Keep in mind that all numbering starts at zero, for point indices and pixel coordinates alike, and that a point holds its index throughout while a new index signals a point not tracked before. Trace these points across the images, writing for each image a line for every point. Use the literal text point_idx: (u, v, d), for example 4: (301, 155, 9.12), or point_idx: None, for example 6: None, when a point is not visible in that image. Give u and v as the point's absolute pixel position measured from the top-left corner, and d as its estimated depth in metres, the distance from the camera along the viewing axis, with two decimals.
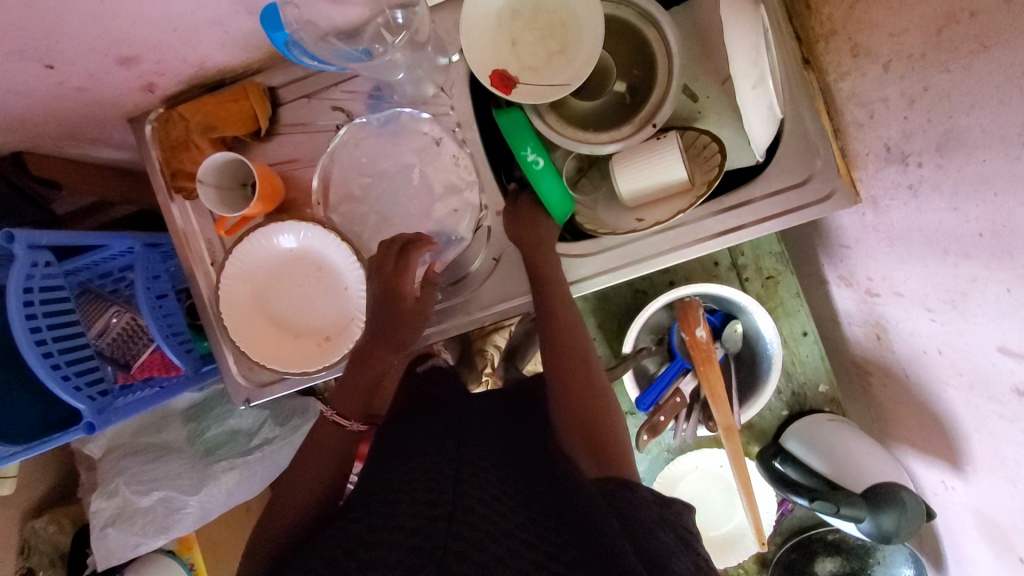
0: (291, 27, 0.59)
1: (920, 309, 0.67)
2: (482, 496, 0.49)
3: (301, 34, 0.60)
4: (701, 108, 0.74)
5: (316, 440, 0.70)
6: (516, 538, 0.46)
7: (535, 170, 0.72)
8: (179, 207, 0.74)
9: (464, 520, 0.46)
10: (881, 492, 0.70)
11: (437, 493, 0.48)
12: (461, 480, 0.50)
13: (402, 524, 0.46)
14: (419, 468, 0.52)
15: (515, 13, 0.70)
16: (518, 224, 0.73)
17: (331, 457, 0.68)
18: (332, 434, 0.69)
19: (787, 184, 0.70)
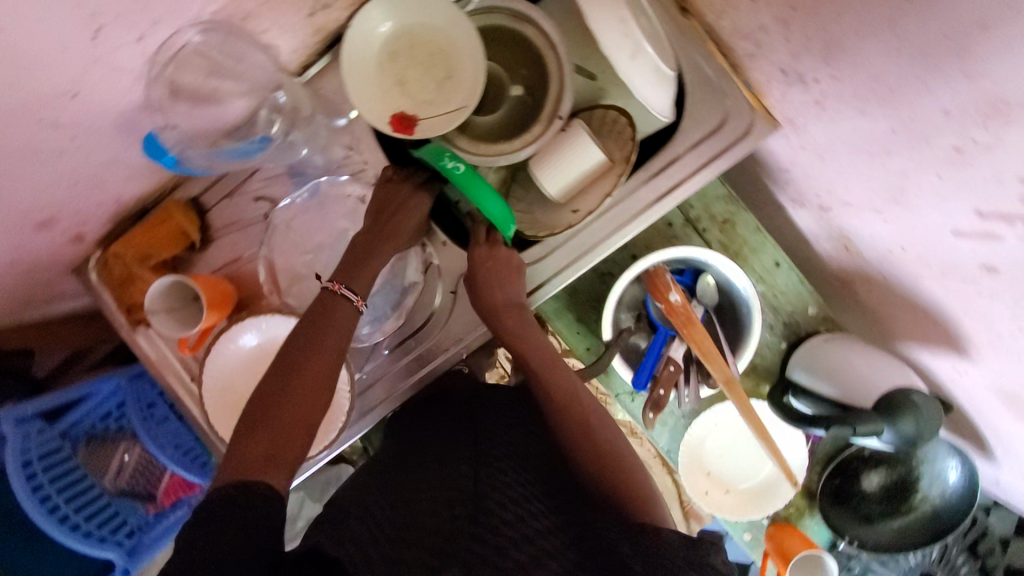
0: (175, 149, 0.61)
1: (870, 213, 0.66)
2: (501, 501, 0.52)
3: (189, 151, 0.62)
4: (602, 85, 0.74)
5: (323, 321, 0.62)
6: (536, 544, 0.49)
7: (458, 175, 0.67)
8: (144, 337, 0.76)
9: (486, 524, 0.49)
10: (894, 398, 0.70)
11: (457, 496, 0.52)
12: (480, 484, 0.54)
13: (424, 526, 0.48)
14: (439, 475, 0.56)
15: (393, 55, 0.70)
16: (485, 278, 0.69)
17: (342, 347, 0.62)
18: (342, 313, 0.63)
19: (705, 133, 0.70)
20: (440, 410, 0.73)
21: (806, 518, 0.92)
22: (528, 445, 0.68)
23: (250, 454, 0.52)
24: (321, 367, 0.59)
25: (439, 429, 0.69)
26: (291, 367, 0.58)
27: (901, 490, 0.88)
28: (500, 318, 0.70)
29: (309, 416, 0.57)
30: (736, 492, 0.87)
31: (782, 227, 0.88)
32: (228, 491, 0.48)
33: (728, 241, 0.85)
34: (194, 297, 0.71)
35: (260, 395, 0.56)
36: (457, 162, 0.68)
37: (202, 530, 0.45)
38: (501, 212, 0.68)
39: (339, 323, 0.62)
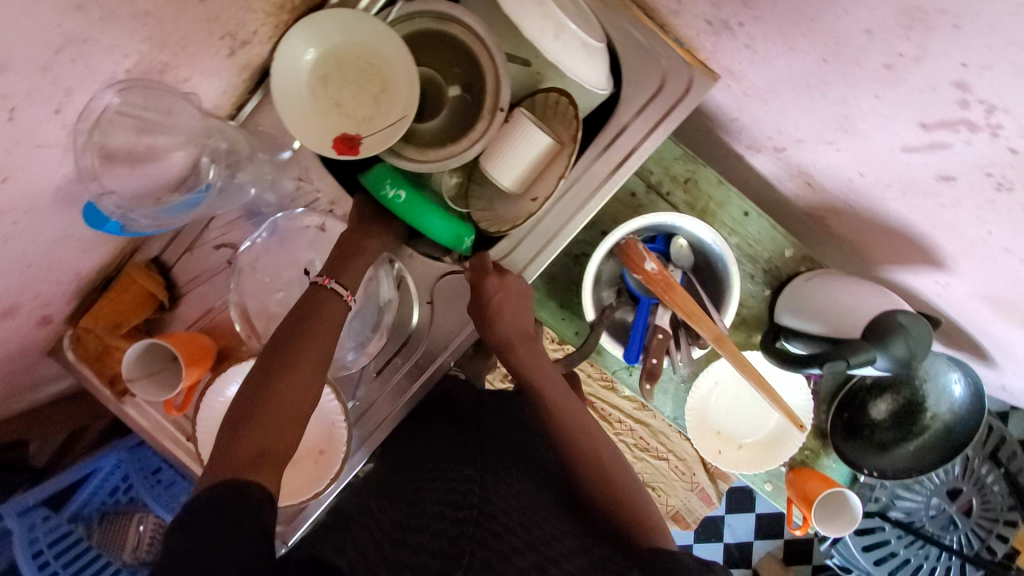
0: (116, 215, 0.58)
1: (823, 145, 0.66)
2: (505, 507, 0.52)
3: (132, 215, 0.60)
4: (538, 68, 0.74)
5: (312, 316, 0.62)
6: (539, 553, 0.50)
7: (400, 204, 0.67)
8: (132, 406, 0.75)
9: (488, 530, 0.48)
10: (881, 324, 0.69)
11: (461, 500, 0.51)
12: (485, 488, 0.54)
13: (428, 531, 0.49)
14: (444, 477, 0.56)
15: (324, 78, 0.69)
16: (494, 309, 0.70)
17: (329, 343, 0.62)
18: (330, 307, 0.63)
19: (648, 96, 0.70)
20: (444, 418, 0.74)
21: (823, 459, 0.91)
22: (529, 458, 0.69)
23: (237, 456, 0.52)
24: (308, 365, 0.59)
25: (440, 434, 0.69)
26: (278, 365, 0.58)
27: (910, 413, 0.88)
28: (513, 347, 0.72)
29: (297, 416, 0.57)
30: (750, 445, 0.88)
31: (746, 176, 0.87)
32: (217, 489, 0.49)
33: (694, 199, 0.85)
34: (172, 357, 0.70)
35: (247, 394, 0.56)
36: (397, 189, 0.68)
37: (187, 529, 0.45)
38: (450, 237, 0.71)
39: (325, 317, 0.62)
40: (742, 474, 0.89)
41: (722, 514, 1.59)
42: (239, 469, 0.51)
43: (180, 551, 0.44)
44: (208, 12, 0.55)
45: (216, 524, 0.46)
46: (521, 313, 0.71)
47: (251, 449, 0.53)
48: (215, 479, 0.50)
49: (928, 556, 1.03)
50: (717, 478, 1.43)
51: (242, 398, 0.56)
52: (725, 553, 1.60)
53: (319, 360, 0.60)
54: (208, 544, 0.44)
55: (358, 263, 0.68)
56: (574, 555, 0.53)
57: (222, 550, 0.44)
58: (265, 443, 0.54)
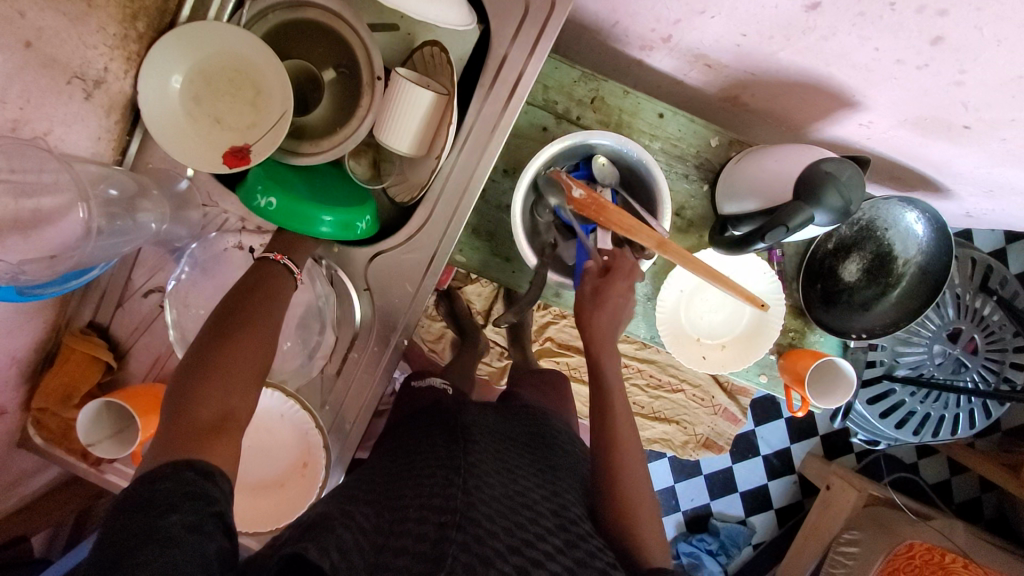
0: (6, 278, 0.56)
1: (698, 17, 0.64)
2: (488, 511, 0.54)
3: (24, 274, 0.58)
4: (407, 29, 0.72)
5: (253, 292, 0.63)
6: (522, 554, 0.51)
7: (271, 212, 0.66)
8: (113, 471, 0.75)
9: (472, 533, 0.51)
10: (809, 179, 0.67)
11: (445, 504, 0.54)
12: (469, 493, 0.56)
13: (411, 535, 0.51)
14: (427, 481, 0.58)
15: (196, 98, 0.68)
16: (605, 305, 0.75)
17: (273, 315, 0.62)
18: (268, 279, 0.65)
19: (517, 24, 0.69)
20: (431, 422, 0.75)
21: (810, 337, 0.89)
22: (504, 446, 0.70)
23: (194, 430, 0.52)
24: (256, 337, 0.59)
25: (424, 440, 0.70)
26: (226, 336, 0.58)
27: (882, 265, 0.86)
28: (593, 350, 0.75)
29: (252, 383, 0.57)
30: (732, 343, 0.86)
31: (653, 80, 0.85)
32: (179, 469, 0.48)
33: (606, 116, 0.83)
34: (131, 412, 0.70)
35: (197, 366, 0.56)
36: (268, 196, 0.66)
37: (148, 506, 0.45)
38: (340, 229, 0.68)
39: (266, 290, 0.63)
40: (732, 375, 0.88)
41: (752, 429, 1.58)
42: (192, 446, 0.50)
43: (131, 531, 0.43)
44: (40, 56, 0.55)
45: (179, 506, 0.45)
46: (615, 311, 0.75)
47: (212, 420, 0.53)
48: (165, 455, 0.50)
49: (947, 404, 1.01)
50: (736, 395, 1.41)
51: (189, 370, 0.56)
52: (767, 466, 1.58)
53: (268, 332, 0.61)
54: (171, 522, 0.44)
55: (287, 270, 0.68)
56: (561, 551, 0.54)
57: (189, 536, 0.44)
58: (226, 411, 0.54)
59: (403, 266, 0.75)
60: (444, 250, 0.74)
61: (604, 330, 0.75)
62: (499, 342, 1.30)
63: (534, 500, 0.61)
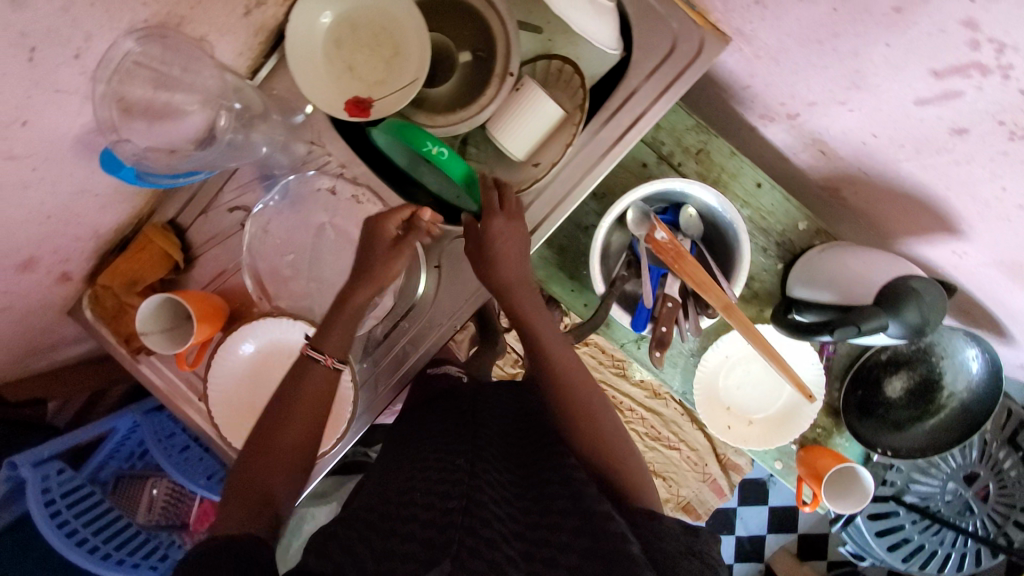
0: (132, 160, 0.58)
1: (836, 107, 0.65)
2: (494, 495, 0.56)
3: (148, 159, 0.59)
4: (549, 35, 0.74)
5: (300, 387, 0.65)
6: (524, 539, 0.52)
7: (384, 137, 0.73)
8: (148, 364, 0.77)
9: (478, 516, 0.52)
10: (892, 291, 0.68)
11: (450, 490, 0.55)
12: (474, 476, 0.58)
13: (418, 522, 0.52)
14: (436, 468, 0.60)
15: (338, 42, 0.71)
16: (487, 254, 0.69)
17: (317, 405, 0.64)
18: (314, 375, 0.65)
19: (658, 61, 0.70)
20: (446, 410, 0.76)
21: (836, 438, 0.90)
22: (521, 445, 0.69)
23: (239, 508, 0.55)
24: (298, 428, 0.62)
25: (436, 427, 0.72)
26: (274, 428, 0.62)
27: (926, 390, 0.86)
28: (513, 293, 0.70)
29: (291, 470, 0.61)
30: (760, 421, 0.87)
31: (760, 150, 0.87)
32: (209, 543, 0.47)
33: (706, 170, 0.84)
34: (185, 314, 0.72)
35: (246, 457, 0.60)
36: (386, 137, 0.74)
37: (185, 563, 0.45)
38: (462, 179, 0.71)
39: (312, 384, 0.65)
40: (750, 451, 0.88)
41: (734, 507, 1.56)
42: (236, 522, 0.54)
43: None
44: None
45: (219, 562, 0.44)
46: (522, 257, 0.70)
47: (248, 514, 0.54)
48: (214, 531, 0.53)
49: (943, 541, 1.01)
50: (729, 469, 1.41)
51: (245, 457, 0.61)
52: (737, 547, 1.57)
53: (312, 426, 0.64)
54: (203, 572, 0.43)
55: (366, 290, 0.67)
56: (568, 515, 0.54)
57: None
58: (269, 492, 0.58)
59: None
60: None
61: (505, 268, 0.69)
62: (515, 350, 1.31)
63: (545, 488, 0.59)
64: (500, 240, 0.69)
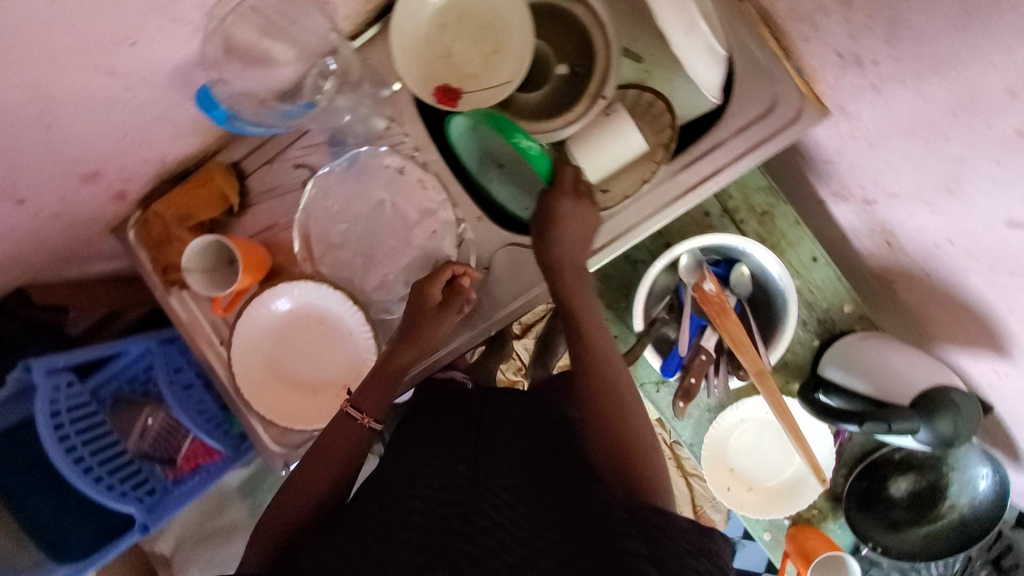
0: (226, 104, 0.61)
1: (919, 205, 0.65)
2: (495, 503, 0.54)
3: (241, 108, 0.62)
4: (648, 67, 0.74)
5: (331, 442, 0.65)
6: (526, 546, 0.51)
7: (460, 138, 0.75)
8: (177, 298, 0.76)
9: (479, 524, 0.51)
10: (929, 398, 0.68)
11: (451, 498, 0.54)
12: (476, 486, 0.56)
13: (415, 528, 0.51)
14: (436, 475, 0.59)
15: (443, 27, 0.71)
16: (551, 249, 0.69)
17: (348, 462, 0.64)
18: (347, 433, 0.66)
19: (751, 118, 0.69)
20: (449, 417, 0.72)
21: (829, 522, 0.90)
22: (529, 456, 0.66)
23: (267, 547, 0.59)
24: (325, 478, 0.63)
25: (436, 429, 0.70)
26: (303, 475, 0.63)
27: (930, 497, 0.86)
28: (562, 273, 0.69)
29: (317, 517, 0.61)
30: (759, 489, 0.86)
31: (823, 225, 0.87)
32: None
33: (766, 233, 0.84)
34: (229, 259, 0.72)
35: (275, 504, 0.62)
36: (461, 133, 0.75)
37: None
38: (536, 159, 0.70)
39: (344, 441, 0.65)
40: (743, 516, 0.88)
41: None
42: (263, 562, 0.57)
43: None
44: None
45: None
46: (582, 234, 0.69)
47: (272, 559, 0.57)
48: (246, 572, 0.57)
49: None
50: None
51: (276, 497, 0.63)
52: None
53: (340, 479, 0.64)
54: None
55: (411, 347, 0.69)
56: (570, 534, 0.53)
57: None
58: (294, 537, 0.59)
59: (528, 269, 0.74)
60: None
61: (563, 242, 0.69)
62: (520, 357, 1.27)
63: (546, 505, 0.57)
64: (564, 213, 0.69)
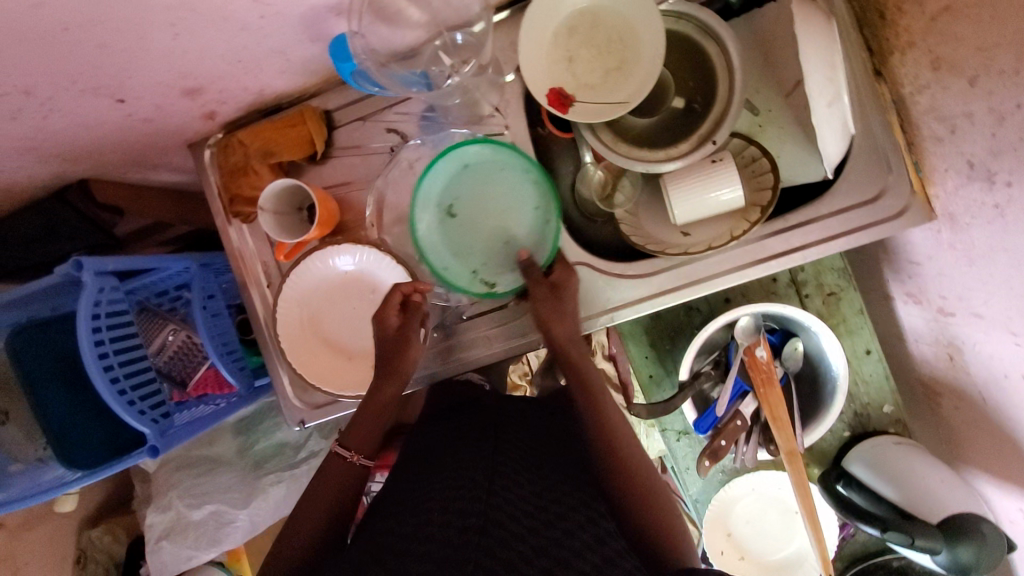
0: (359, 58, 0.61)
1: (1002, 332, 0.64)
2: (513, 512, 0.54)
3: (371, 65, 0.63)
4: (762, 121, 0.72)
5: (322, 481, 0.67)
6: (547, 557, 0.52)
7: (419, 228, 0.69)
8: (236, 230, 0.75)
9: (496, 538, 0.51)
10: (957, 523, 0.67)
11: (467, 504, 0.53)
12: (492, 492, 0.55)
13: (433, 539, 0.51)
14: (451, 476, 0.58)
15: (573, 30, 0.68)
16: (560, 308, 0.68)
17: (342, 498, 0.66)
18: (337, 471, 0.67)
19: (856, 202, 0.67)
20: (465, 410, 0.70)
21: None
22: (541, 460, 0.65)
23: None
24: (324, 511, 0.65)
25: (451, 422, 0.69)
26: (306, 511, 0.65)
27: None
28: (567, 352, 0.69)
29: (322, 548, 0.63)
30: (752, 560, 0.85)
31: (883, 320, 0.86)
32: None
33: (827, 313, 0.83)
34: (299, 208, 0.72)
35: (283, 543, 0.64)
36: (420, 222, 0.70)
37: None
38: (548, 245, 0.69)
39: (335, 477, 0.67)
40: None
41: None
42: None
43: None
44: None
45: None
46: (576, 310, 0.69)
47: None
48: None
49: None
50: None
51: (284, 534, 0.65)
52: None
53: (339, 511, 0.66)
54: None
55: (389, 387, 0.67)
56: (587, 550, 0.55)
57: None
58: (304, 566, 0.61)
59: (590, 296, 0.73)
60: (614, 310, 0.72)
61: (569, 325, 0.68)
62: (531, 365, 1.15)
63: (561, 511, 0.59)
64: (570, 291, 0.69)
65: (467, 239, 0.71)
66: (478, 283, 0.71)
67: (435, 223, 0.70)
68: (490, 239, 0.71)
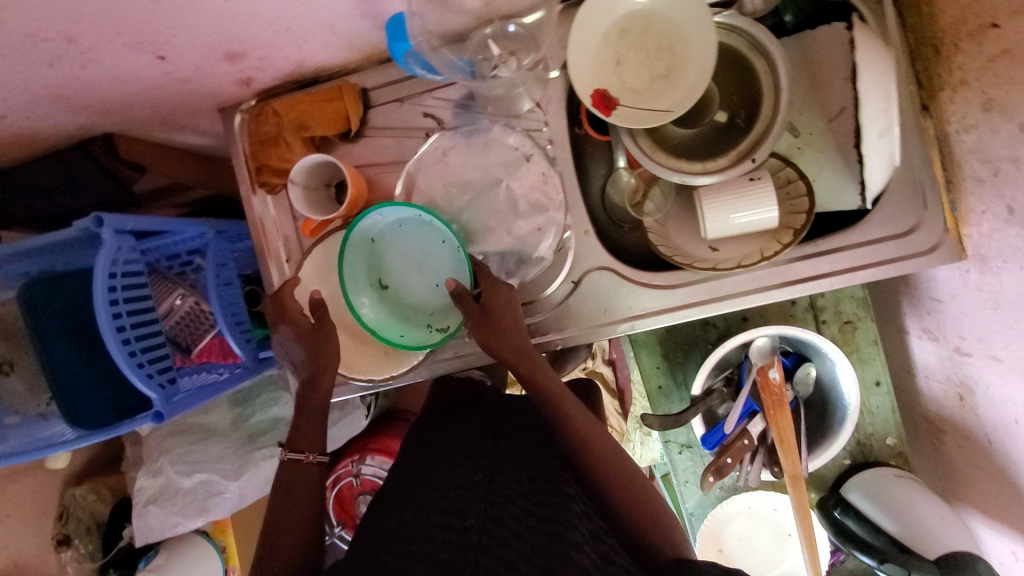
0: (415, 39, 0.62)
1: (1019, 377, 0.64)
2: (513, 514, 0.54)
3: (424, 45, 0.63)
4: (801, 144, 0.70)
5: (287, 485, 0.66)
6: (547, 554, 0.51)
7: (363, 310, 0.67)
8: (260, 200, 0.74)
9: (495, 537, 0.50)
10: (954, 562, 0.67)
11: (467, 507, 0.53)
12: (492, 494, 0.55)
13: (432, 539, 0.50)
14: (451, 479, 0.57)
15: (623, 32, 0.67)
16: (497, 325, 0.64)
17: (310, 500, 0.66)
18: (301, 477, 0.67)
19: (889, 233, 0.66)
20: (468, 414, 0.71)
21: None
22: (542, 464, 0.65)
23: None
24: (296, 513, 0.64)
25: (457, 424, 0.69)
26: (280, 515, 0.64)
27: None
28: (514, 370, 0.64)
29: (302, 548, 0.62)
30: None
31: (895, 353, 0.86)
32: None
33: (842, 341, 0.83)
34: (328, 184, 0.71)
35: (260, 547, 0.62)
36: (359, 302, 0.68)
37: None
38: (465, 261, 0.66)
39: (301, 479, 0.66)
40: None
41: None
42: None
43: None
44: None
45: None
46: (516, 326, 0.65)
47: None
48: None
49: None
50: None
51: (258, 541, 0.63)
52: None
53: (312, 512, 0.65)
54: None
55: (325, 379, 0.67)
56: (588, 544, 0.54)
57: None
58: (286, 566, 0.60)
59: (609, 302, 0.72)
60: (632, 319, 0.72)
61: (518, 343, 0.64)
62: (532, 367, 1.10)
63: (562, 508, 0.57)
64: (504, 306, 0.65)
65: (410, 300, 0.69)
66: (434, 334, 0.68)
67: (374, 299, 0.68)
68: (429, 292, 0.69)
